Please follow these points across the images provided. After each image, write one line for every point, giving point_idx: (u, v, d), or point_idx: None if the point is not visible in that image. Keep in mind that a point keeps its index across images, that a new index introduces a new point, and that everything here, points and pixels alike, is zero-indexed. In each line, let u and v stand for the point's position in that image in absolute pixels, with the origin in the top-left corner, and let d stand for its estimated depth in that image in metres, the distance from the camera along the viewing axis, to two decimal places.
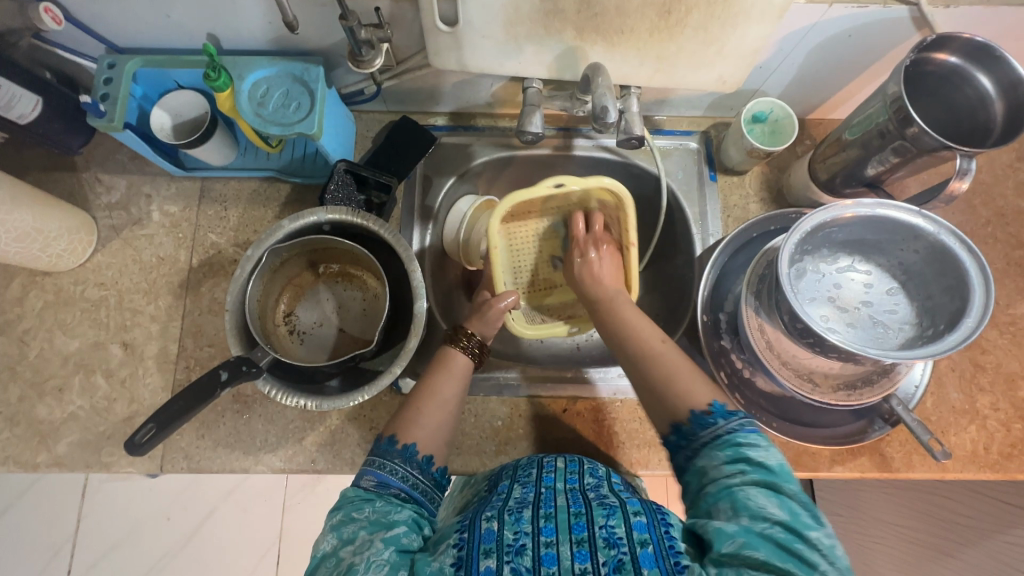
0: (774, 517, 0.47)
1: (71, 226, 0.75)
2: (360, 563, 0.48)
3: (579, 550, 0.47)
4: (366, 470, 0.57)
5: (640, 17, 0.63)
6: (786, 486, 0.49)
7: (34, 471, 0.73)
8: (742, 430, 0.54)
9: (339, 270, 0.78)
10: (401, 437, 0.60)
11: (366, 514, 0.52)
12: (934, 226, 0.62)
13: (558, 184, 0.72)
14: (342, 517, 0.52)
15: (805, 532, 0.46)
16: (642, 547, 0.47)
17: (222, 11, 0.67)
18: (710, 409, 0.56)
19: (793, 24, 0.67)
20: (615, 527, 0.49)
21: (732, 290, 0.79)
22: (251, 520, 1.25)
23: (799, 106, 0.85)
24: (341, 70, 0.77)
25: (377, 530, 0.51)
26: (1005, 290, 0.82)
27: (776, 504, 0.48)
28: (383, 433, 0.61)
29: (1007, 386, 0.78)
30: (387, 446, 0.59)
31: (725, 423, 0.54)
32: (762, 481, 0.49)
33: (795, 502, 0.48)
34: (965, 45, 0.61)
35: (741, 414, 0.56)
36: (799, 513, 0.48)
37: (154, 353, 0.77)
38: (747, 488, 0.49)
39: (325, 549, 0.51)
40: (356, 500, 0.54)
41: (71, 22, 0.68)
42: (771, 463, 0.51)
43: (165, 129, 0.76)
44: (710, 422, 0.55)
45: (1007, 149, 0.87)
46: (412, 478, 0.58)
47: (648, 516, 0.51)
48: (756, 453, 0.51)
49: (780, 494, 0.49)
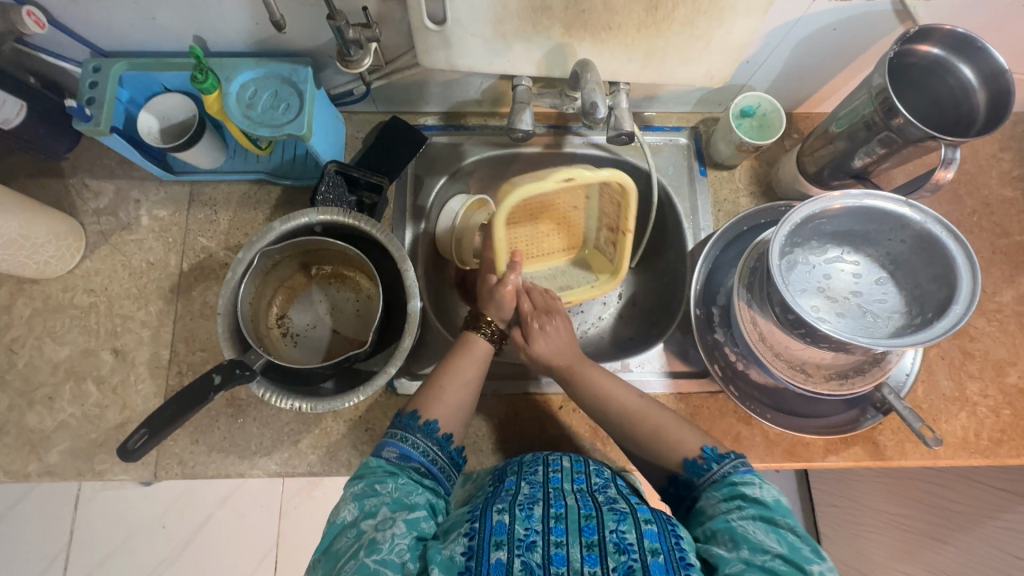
0: (773, 549, 0.47)
1: (58, 232, 0.74)
2: (382, 540, 0.48)
3: (589, 552, 0.47)
4: (388, 441, 0.59)
5: (627, 13, 0.63)
6: (784, 521, 0.50)
7: (25, 480, 0.72)
8: (736, 471, 0.57)
9: (332, 272, 0.78)
10: (423, 413, 0.62)
11: (389, 489, 0.53)
12: (920, 215, 0.63)
13: (567, 180, 0.67)
14: (364, 490, 0.53)
15: (805, 564, 0.46)
16: (654, 557, 0.46)
17: (209, 12, 0.66)
18: (703, 453, 0.60)
19: (779, 19, 0.67)
20: (625, 533, 0.48)
21: (724, 284, 0.80)
22: (248, 526, 1.24)
23: (786, 100, 0.86)
24: (330, 71, 0.77)
25: (398, 509, 0.51)
26: (991, 278, 0.83)
27: (774, 538, 0.48)
28: (404, 409, 0.62)
29: (996, 373, 0.79)
30: (409, 421, 0.60)
31: (719, 465, 0.57)
32: (759, 514, 0.51)
33: (794, 536, 0.49)
34: (946, 36, 0.62)
35: (733, 455, 0.59)
36: (799, 546, 0.48)
37: (146, 359, 0.76)
38: (744, 522, 0.50)
39: (344, 518, 0.51)
40: (380, 473, 0.55)
41: (54, 26, 0.67)
42: (765, 498, 0.52)
43: (153, 133, 0.76)
44: (704, 468, 0.59)
45: (991, 139, 0.88)
46: (432, 454, 0.60)
47: (659, 525, 0.50)
48: (750, 490, 0.53)
49: (777, 528, 0.49)
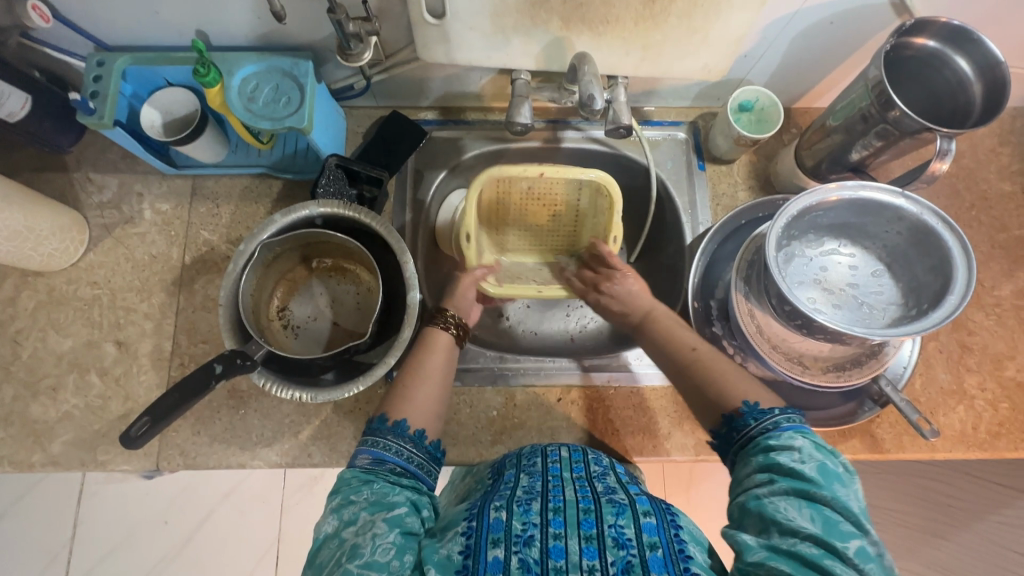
0: (803, 531, 0.45)
1: (62, 225, 0.75)
2: (364, 544, 0.48)
3: (587, 545, 0.47)
4: (361, 449, 0.58)
5: (625, 7, 0.63)
6: (824, 494, 0.48)
7: (29, 470, 0.73)
8: (776, 428, 0.54)
9: (332, 265, 0.79)
10: (393, 414, 0.61)
11: (364, 496, 0.53)
12: (916, 206, 0.63)
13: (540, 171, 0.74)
14: (342, 501, 0.53)
15: (838, 545, 0.45)
16: (651, 551, 0.47)
17: (211, 7, 0.67)
18: (742, 408, 0.57)
19: (776, 12, 0.68)
20: (623, 527, 0.49)
21: (722, 277, 0.80)
22: (250, 522, 1.24)
23: (785, 95, 0.86)
24: (330, 65, 0.78)
25: (377, 511, 0.51)
26: (990, 272, 0.83)
27: (807, 515, 0.46)
28: (372, 414, 0.62)
29: (994, 366, 0.79)
30: (379, 424, 0.60)
31: (756, 423, 0.55)
32: (793, 489, 0.48)
33: (831, 511, 0.47)
34: (942, 28, 0.62)
35: (779, 411, 0.55)
36: (835, 521, 0.46)
37: (148, 351, 0.77)
38: (776, 499, 0.48)
39: (326, 531, 0.51)
40: (355, 482, 0.54)
41: (59, 20, 0.68)
42: (804, 469, 0.49)
43: (155, 127, 0.76)
44: (743, 425, 0.56)
45: (989, 134, 0.88)
46: (407, 453, 0.59)
47: (658, 517, 0.51)
48: (788, 459, 0.50)
49: (814, 503, 0.47)
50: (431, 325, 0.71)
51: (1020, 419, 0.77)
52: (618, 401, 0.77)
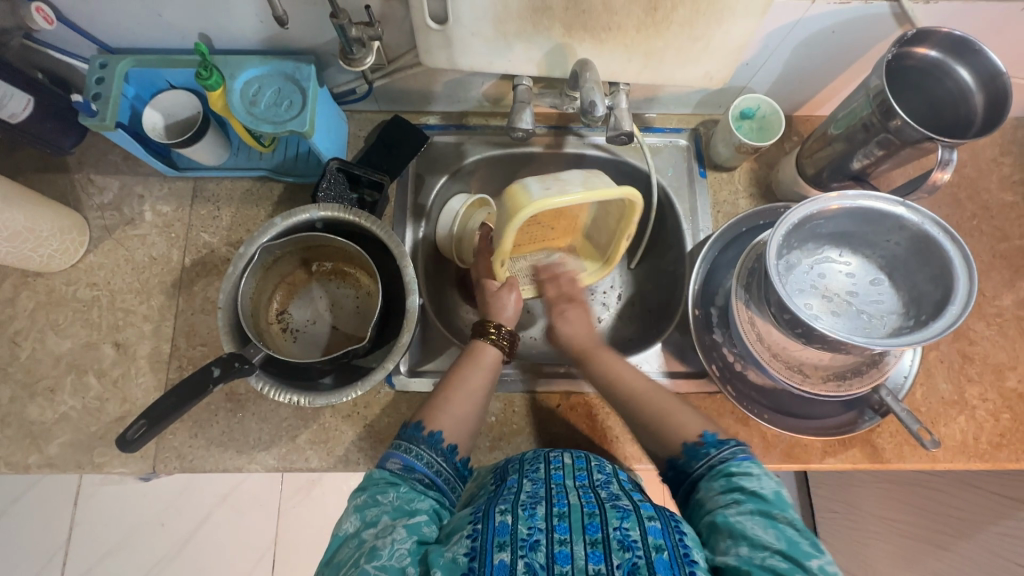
0: (771, 545, 0.46)
1: (63, 226, 0.75)
2: (383, 546, 0.47)
3: (593, 550, 0.46)
4: (391, 453, 0.59)
5: (627, 14, 0.63)
6: (784, 514, 0.49)
7: (24, 471, 0.72)
8: (733, 458, 0.55)
9: (333, 268, 0.79)
10: (428, 423, 0.61)
11: (389, 500, 0.53)
12: (917, 216, 0.63)
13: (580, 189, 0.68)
14: (366, 500, 0.53)
15: (804, 560, 0.45)
16: (657, 552, 0.46)
17: (215, 10, 0.67)
18: (702, 439, 0.58)
19: (778, 22, 0.68)
20: (629, 530, 0.48)
21: (722, 284, 0.80)
22: (247, 525, 1.24)
23: (786, 103, 0.86)
24: (333, 69, 0.78)
25: (399, 516, 0.51)
26: (991, 282, 0.83)
27: (771, 533, 0.47)
28: (410, 419, 0.63)
29: (995, 377, 0.79)
30: (414, 431, 0.60)
31: (716, 451, 0.56)
32: (758, 508, 0.49)
33: (793, 530, 0.48)
34: (943, 39, 0.62)
35: (732, 443, 0.58)
36: (798, 540, 0.47)
37: (147, 353, 0.77)
38: (743, 517, 0.49)
39: (347, 530, 0.51)
40: (381, 484, 0.55)
41: (63, 22, 0.69)
42: (764, 491, 0.51)
43: (157, 129, 0.76)
44: (703, 453, 0.57)
45: (991, 144, 0.88)
46: (437, 465, 0.59)
47: (663, 521, 0.50)
48: (749, 483, 0.52)
49: (776, 522, 0.48)
50: (479, 338, 0.70)
51: (1021, 430, 0.76)
52: (617, 408, 0.77)
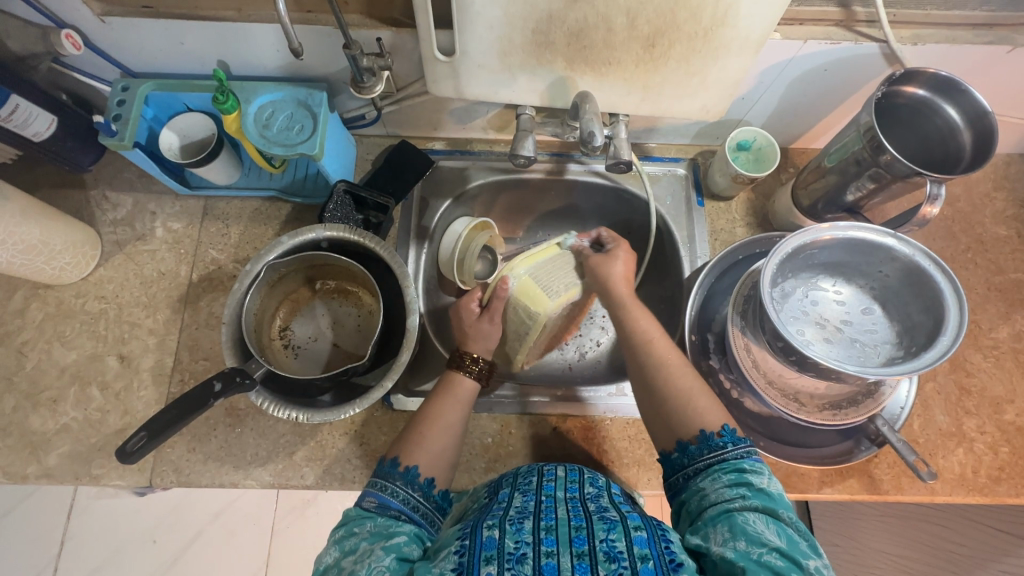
0: (772, 543, 0.46)
1: (75, 240, 0.77)
2: (360, 569, 0.48)
3: (580, 562, 0.46)
4: (368, 491, 0.58)
5: (625, 51, 0.66)
6: (787, 516, 0.50)
7: (22, 482, 0.73)
8: (749, 455, 0.55)
9: (336, 286, 0.81)
10: (404, 459, 0.61)
11: (367, 528, 0.53)
12: (908, 247, 0.64)
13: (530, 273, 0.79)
14: (343, 534, 0.54)
15: (802, 561, 0.46)
16: (643, 562, 0.46)
17: (235, 38, 0.70)
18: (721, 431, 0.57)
19: (771, 59, 0.71)
20: (615, 541, 0.48)
21: (718, 312, 0.81)
22: (240, 544, 1.22)
23: (782, 136, 0.89)
24: (343, 96, 0.82)
25: (377, 540, 0.51)
26: (988, 314, 0.83)
27: (775, 532, 0.48)
28: (385, 455, 0.62)
29: (993, 410, 0.79)
30: (390, 468, 0.60)
31: (734, 446, 0.55)
32: (763, 506, 0.50)
33: (793, 531, 0.49)
34: (930, 79, 0.64)
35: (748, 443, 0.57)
36: (797, 541, 0.48)
37: (150, 366, 0.78)
38: (748, 513, 0.49)
39: (327, 562, 0.52)
40: (357, 518, 0.55)
41: (90, 47, 0.72)
42: (771, 490, 0.51)
43: (172, 149, 0.79)
44: (718, 443, 0.56)
45: (984, 179, 0.90)
46: (413, 500, 0.58)
47: (649, 530, 0.50)
48: (757, 480, 0.52)
49: (779, 522, 0.49)
50: (456, 370, 0.70)
51: (1021, 464, 0.76)
52: (613, 433, 0.77)
